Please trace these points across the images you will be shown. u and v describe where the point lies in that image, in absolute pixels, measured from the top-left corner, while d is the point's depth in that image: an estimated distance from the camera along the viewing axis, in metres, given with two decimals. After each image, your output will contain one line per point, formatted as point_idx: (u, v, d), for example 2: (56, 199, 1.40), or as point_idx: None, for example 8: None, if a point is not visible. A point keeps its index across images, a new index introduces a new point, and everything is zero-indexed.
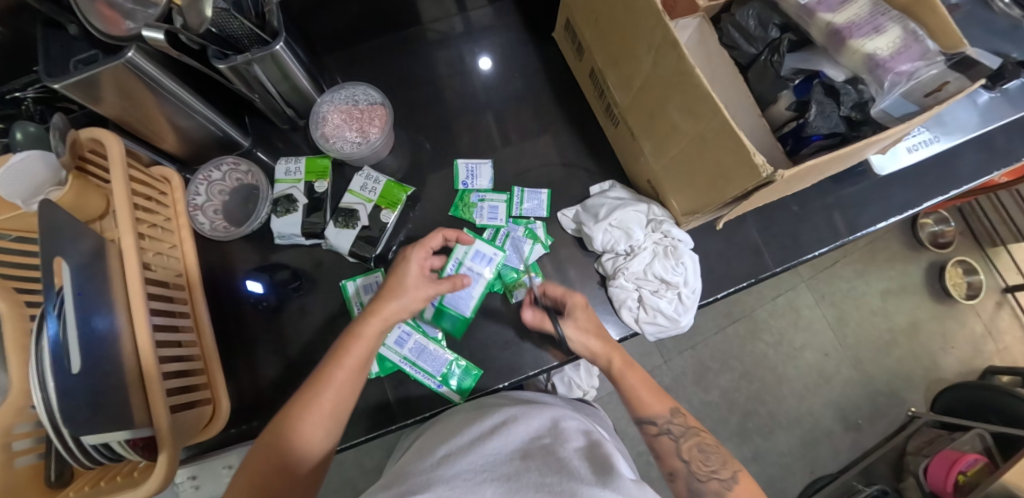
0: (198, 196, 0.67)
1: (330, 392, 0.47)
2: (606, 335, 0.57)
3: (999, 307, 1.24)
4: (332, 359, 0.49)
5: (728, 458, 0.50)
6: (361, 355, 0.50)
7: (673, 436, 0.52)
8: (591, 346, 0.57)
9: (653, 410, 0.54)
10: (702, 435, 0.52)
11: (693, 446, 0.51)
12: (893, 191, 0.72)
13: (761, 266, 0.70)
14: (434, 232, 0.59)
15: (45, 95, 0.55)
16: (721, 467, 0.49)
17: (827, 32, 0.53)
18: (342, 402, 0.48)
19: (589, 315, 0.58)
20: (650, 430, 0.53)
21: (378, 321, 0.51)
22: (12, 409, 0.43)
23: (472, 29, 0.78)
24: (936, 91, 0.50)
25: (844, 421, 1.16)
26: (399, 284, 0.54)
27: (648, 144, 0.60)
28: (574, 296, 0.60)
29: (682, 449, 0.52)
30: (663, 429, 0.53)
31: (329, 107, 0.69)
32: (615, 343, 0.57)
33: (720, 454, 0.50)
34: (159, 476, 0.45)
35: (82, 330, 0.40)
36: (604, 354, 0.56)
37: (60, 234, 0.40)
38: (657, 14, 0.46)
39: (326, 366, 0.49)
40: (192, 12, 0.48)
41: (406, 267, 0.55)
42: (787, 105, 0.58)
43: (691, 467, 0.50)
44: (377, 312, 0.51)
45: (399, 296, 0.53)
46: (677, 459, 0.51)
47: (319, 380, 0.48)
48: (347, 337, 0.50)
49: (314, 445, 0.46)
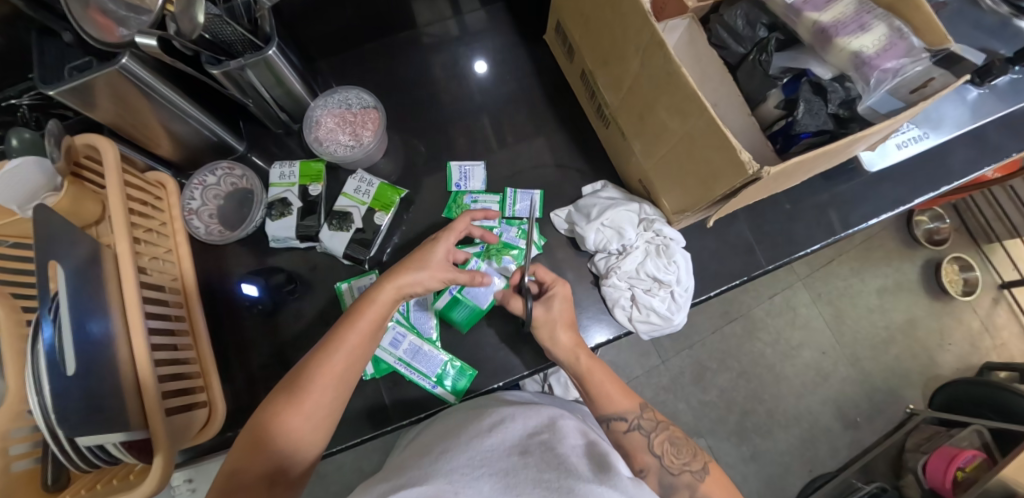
0: (192, 200, 0.67)
1: (340, 356, 0.48)
2: (578, 334, 0.58)
3: (996, 303, 1.24)
4: (344, 324, 0.49)
5: (697, 449, 0.53)
6: (371, 321, 0.50)
7: (644, 431, 0.54)
8: (557, 337, 0.57)
9: (622, 407, 0.55)
10: (672, 428, 0.54)
11: (665, 440, 0.53)
12: (885, 188, 0.72)
13: (754, 264, 0.70)
14: (464, 216, 0.58)
15: (40, 102, 0.55)
16: (691, 459, 0.52)
17: (814, 31, 0.54)
18: (350, 365, 0.49)
19: (567, 309, 0.59)
20: (620, 426, 0.54)
21: (391, 290, 0.51)
22: (10, 413, 0.43)
23: (466, 32, 0.79)
24: (922, 88, 0.50)
25: (843, 419, 1.16)
26: (424, 260, 0.53)
27: (638, 144, 0.60)
28: (560, 287, 0.59)
29: (654, 444, 0.53)
30: (632, 425, 0.54)
31: (323, 111, 0.70)
32: (586, 345, 0.58)
33: (690, 447, 0.53)
34: (155, 477, 0.45)
35: (78, 334, 0.40)
36: (572, 353, 0.57)
37: (55, 240, 0.40)
38: (644, 15, 0.47)
39: (337, 331, 0.49)
40: (184, 19, 0.49)
41: (436, 248, 0.54)
42: (775, 103, 0.58)
43: (663, 460, 0.52)
44: (392, 280, 0.51)
45: (419, 268, 0.52)
46: (649, 454, 0.52)
47: (329, 344, 0.48)
48: (361, 303, 0.51)
49: (319, 413, 0.47)
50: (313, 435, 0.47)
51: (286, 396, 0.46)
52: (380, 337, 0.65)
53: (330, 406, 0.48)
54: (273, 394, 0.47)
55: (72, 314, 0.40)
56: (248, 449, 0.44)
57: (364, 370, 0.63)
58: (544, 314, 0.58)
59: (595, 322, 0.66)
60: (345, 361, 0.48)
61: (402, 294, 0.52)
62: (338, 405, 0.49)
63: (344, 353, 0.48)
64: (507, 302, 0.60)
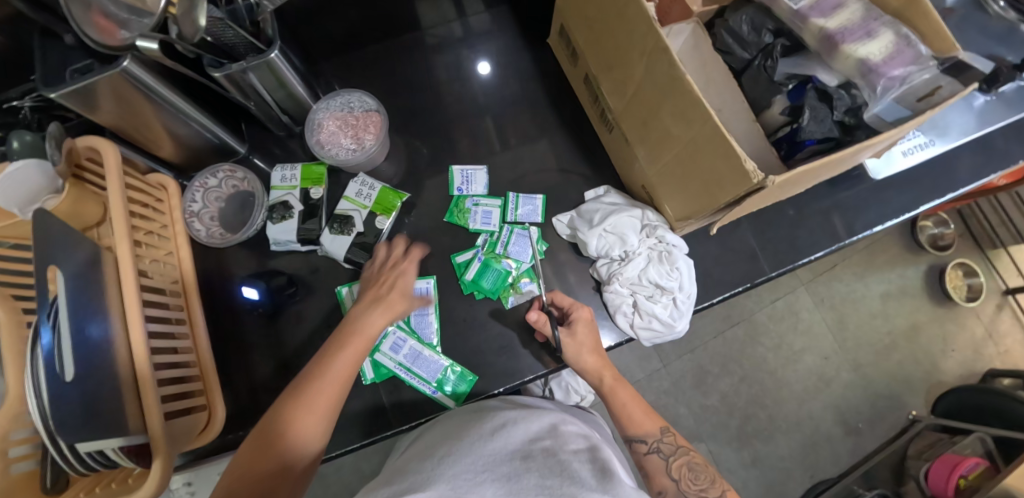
0: (194, 203, 0.67)
1: (340, 369, 0.50)
2: (601, 351, 0.58)
3: (1000, 309, 1.23)
4: (339, 343, 0.52)
5: (716, 477, 0.51)
6: (363, 337, 0.53)
7: (662, 455, 0.53)
8: (585, 363, 0.57)
9: (644, 429, 0.54)
10: (691, 453, 0.53)
11: (682, 464, 0.52)
12: (890, 195, 0.72)
13: (757, 271, 0.69)
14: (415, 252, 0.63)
15: (42, 104, 0.55)
16: (709, 485, 0.50)
17: (820, 37, 0.53)
18: (347, 380, 0.50)
19: (592, 330, 0.59)
20: (640, 448, 0.54)
21: (382, 316, 0.56)
22: (9, 413, 0.43)
23: (468, 35, 0.79)
24: (929, 96, 0.50)
25: (844, 425, 1.16)
26: (395, 293, 0.58)
27: (641, 150, 0.60)
28: (581, 310, 0.60)
29: (671, 468, 0.52)
30: (652, 448, 0.53)
31: (325, 114, 0.69)
32: (608, 359, 0.58)
33: (708, 473, 0.51)
34: (153, 483, 0.45)
35: (77, 339, 0.40)
36: (597, 371, 0.57)
37: (54, 244, 0.40)
38: (648, 21, 0.46)
39: (331, 349, 0.51)
40: (186, 21, 0.48)
41: (409, 274, 0.61)
42: (781, 110, 0.58)
43: (681, 485, 0.51)
44: (382, 309, 0.56)
45: (399, 302, 0.58)
46: (667, 477, 0.52)
47: (326, 359, 0.50)
48: (350, 329, 0.54)
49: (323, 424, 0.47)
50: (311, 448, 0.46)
51: (292, 406, 0.47)
52: (381, 341, 0.65)
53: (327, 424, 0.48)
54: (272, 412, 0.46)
55: (72, 317, 0.40)
56: (250, 460, 0.43)
57: (364, 375, 0.63)
58: (569, 339, 0.58)
59: (596, 327, 0.66)
60: (342, 375, 0.49)
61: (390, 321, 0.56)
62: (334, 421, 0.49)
63: (340, 370, 0.50)
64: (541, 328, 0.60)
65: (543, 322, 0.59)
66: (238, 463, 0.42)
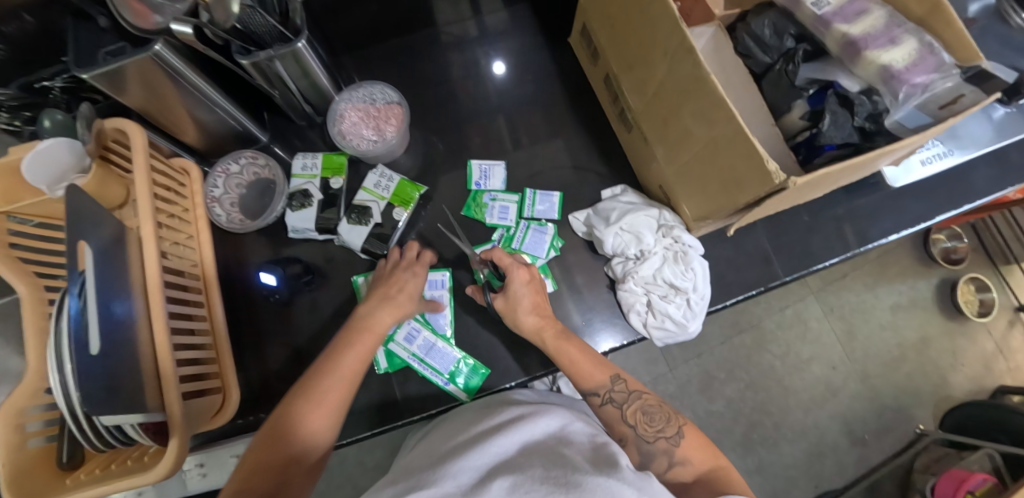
0: (215, 188, 0.68)
1: (350, 362, 0.51)
2: (542, 311, 0.57)
3: (1012, 325, 1.22)
4: (347, 342, 0.53)
5: (672, 415, 0.52)
6: (371, 337, 0.54)
7: (616, 404, 0.54)
8: (524, 324, 0.57)
9: (595, 381, 0.54)
10: (644, 396, 0.54)
11: (637, 410, 0.53)
12: (906, 204, 0.71)
13: (771, 275, 0.69)
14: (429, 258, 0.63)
15: (72, 85, 0.56)
16: (665, 425, 0.52)
17: (842, 42, 0.54)
18: (355, 377, 0.51)
19: (530, 290, 0.58)
20: (594, 401, 0.54)
21: (390, 316, 0.56)
22: (29, 389, 0.45)
23: (487, 32, 0.79)
24: (950, 104, 0.50)
25: (850, 436, 1.15)
26: (401, 297, 0.58)
27: (660, 149, 0.60)
28: (518, 271, 0.58)
29: (627, 415, 0.53)
30: (606, 399, 0.54)
31: (347, 105, 0.70)
32: (550, 317, 0.57)
33: (663, 413, 0.52)
34: (169, 461, 0.45)
35: (102, 314, 0.40)
36: (537, 332, 0.56)
37: (83, 219, 0.41)
38: (674, 20, 0.47)
39: (340, 345, 0.53)
40: (219, 7, 0.49)
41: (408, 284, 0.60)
42: (800, 115, 0.58)
43: (638, 430, 0.52)
44: (387, 309, 0.56)
45: (402, 306, 0.58)
46: (625, 425, 0.53)
47: (336, 354, 0.51)
48: (358, 328, 0.54)
49: (327, 413, 0.47)
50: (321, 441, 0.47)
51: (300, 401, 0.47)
52: (395, 331, 0.65)
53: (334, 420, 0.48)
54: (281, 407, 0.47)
55: (98, 291, 0.40)
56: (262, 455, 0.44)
57: (377, 364, 0.64)
58: (504, 303, 0.59)
59: (608, 325, 0.66)
60: (350, 372, 0.50)
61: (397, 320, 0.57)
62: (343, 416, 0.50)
63: (348, 369, 0.50)
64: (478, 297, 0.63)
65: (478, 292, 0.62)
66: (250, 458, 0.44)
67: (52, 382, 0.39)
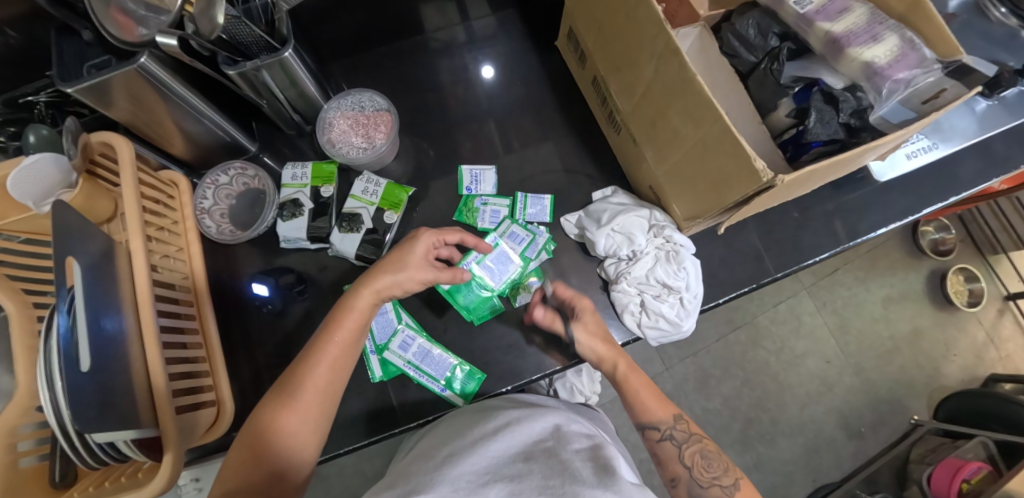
0: (205, 200, 0.68)
1: (325, 363, 0.48)
2: (611, 340, 0.58)
3: (1001, 314, 1.24)
4: (324, 333, 0.49)
5: (729, 465, 0.50)
6: (352, 327, 0.50)
7: (675, 442, 0.52)
8: (598, 351, 0.57)
9: (656, 416, 0.54)
10: (705, 441, 0.52)
11: (695, 452, 0.51)
12: (893, 198, 0.72)
13: (762, 271, 0.70)
14: (455, 229, 0.60)
15: (57, 99, 0.56)
16: (722, 474, 0.49)
17: (826, 40, 0.54)
18: (335, 373, 0.49)
19: (594, 320, 0.59)
20: (653, 435, 0.54)
21: (369, 294, 0.51)
22: (18, 409, 0.44)
23: (476, 38, 0.80)
24: (933, 98, 0.50)
25: (847, 428, 1.16)
26: (401, 261, 0.54)
27: (649, 150, 0.61)
28: (583, 301, 0.60)
29: (684, 455, 0.52)
30: (665, 435, 0.53)
31: (335, 114, 0.70)
32: (619, 347, 0.57)
33: (722, 461, 0.50)
34: (164, 476, 0.45)
35: (92, 329, 0.40)
36: (610, 359, 0.56)
37: (72, 235, 0.40)
38: (658, 23, 0.47)
39: (319, 338, 0.49)
40: (204, 19, 0.49)
41: (414, 247, 0.55)
42: (787, 112, 0.59)
43: (694, 473, 0.51)
44: (368, 284, 0.51)
45: (396, 270, 0.53)
46: (680, 464, 0.51)
47: (314, 349, 0.48)
48: (338, 311, 0.51)
49: (308, 417, 0.46)
50: (306, 439, 0.46)
51: (272, 408, 0.46)
52: (389, 340, 0.65)
53: (318, 415, 0.47)
54: (262, 401, 0.47)
55: (87, 307, 0.40)
56: (241, 456, 0.44)
57: (372, 373, 0.64)
58: (580, 333, 0.58)
59: None
60: (326, 374, 0.48)
61: (380, 297, 0.52)
62: (328, 410, 0.48)
63: (327, 361, 0.48)
64: (550, 325, 0.60)
65: (550, 318, 0.60)
66: (231, 460, 0.44)
67: (43, 399, 0.39)
